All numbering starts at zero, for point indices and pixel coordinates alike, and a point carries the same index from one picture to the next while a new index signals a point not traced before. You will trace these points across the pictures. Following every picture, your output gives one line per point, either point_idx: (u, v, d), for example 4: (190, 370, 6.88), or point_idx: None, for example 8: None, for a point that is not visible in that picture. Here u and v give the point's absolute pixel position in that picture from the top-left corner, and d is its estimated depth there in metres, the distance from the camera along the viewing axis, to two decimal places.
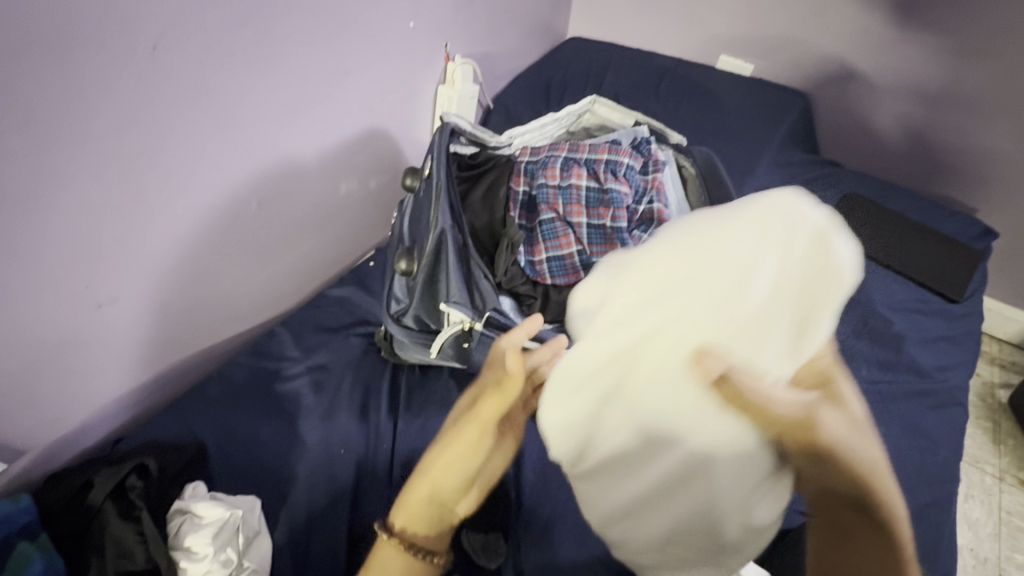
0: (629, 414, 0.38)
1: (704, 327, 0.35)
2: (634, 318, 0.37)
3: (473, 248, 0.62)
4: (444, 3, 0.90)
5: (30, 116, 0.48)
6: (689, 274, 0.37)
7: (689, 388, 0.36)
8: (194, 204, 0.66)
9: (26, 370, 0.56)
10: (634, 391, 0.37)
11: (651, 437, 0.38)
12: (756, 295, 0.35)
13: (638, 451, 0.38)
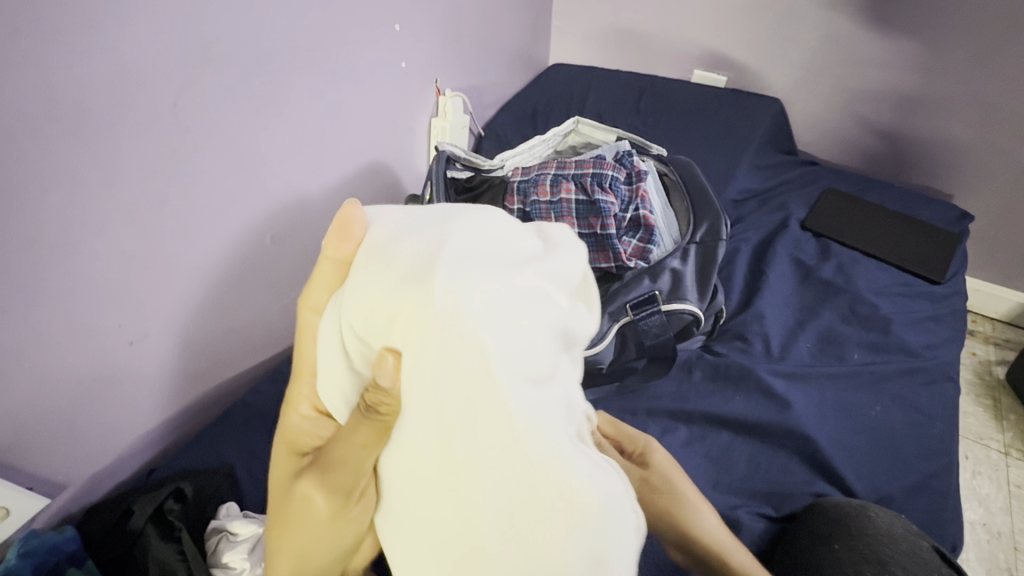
0: (441, 389, 0.37)
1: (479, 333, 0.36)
2: (427, 356, 0.37)
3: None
4: (432, 44, 0.97)
5: (67, 170, 0.53)
6: (446, 295, 0.37)
7: (493, 344, 0.36)
8: (212, 244, 0.70)
9: (68, 406, 0.61)
10: (448, 413, 0.37)
11: (472, 430, 0.36)
12: (493, 296, 0.37)
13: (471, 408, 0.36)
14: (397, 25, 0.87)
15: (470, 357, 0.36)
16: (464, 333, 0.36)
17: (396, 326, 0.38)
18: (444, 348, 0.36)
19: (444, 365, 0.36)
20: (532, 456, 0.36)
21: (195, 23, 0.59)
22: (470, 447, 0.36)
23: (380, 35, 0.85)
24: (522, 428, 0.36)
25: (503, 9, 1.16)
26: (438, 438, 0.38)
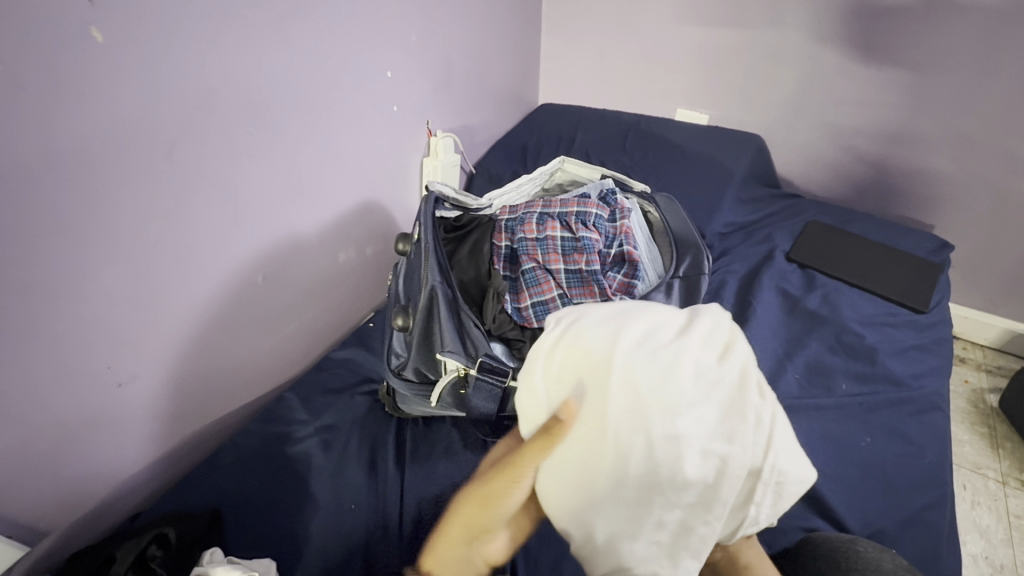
0: (618, 433, 0.41)
1: (661, 386, 0.42)
2: (611, 398, 0.42)
3: (462, 303, 0.68)
4: (424, 89, 1.01)
5: (63, 216, 0.54)
6: (626, 354, 0.43)
7: (663, 393, 0.42)
8: (204, 285, 0.72)
9: (52, 449, 0.60)
10: (607, 455, 0.42)
11: (641, 469, 0.41)
12: (684, 360, 0.43)
13: (636, 473, 0.41)
14: (389, 72, 0.91)
15: (652, 413, 0.41)
16: (649, 387, 0.42)
17: (583, 368, 0.44)
18: (624, 421, 0.41)
19: (627, 415, 0.41)
20: (675, 491, 0.42)
21: (191, 76, 0.61)
22: (632, 483, 0.42)
23: (373, 82, 0.88)
24: (668, 469, 0.41)
25: (492, 55, 1.21)
26: (597, 474, 0.42)
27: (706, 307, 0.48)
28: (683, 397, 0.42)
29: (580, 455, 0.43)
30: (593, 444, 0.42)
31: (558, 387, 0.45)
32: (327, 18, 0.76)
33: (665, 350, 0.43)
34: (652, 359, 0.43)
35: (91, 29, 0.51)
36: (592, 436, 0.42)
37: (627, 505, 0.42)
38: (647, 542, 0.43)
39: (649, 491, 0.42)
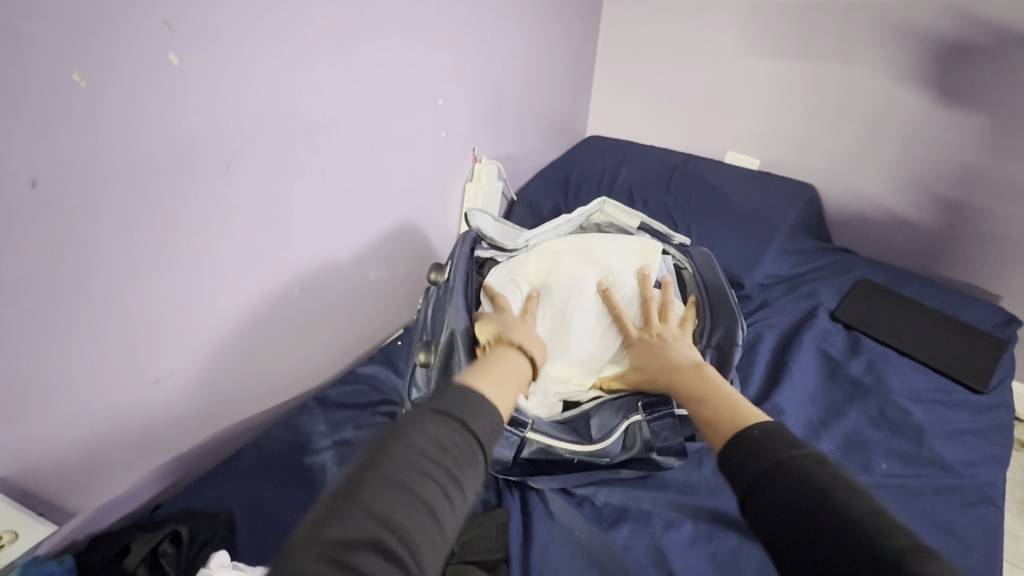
0: (572, 276, 0.79)
1: (593, 274, 0.80)
2: (555, 271, 0.80)
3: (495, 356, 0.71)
4: (475, 115, 1.04)
5: (122, 226, 0.57)
6: (592, 255, 0.83)
7: (601, 270, 0.81)
8: (244, 291, 0.74)
9: (91, 440, 0.64)
10: (558, 289, 0.77)
11: (564, 303, 0.76)
12: (617, 270, 0.81)
13: (561, 306, 0.75)
14: (440, 99, 0.94)
15: (576, 284, 0.78)
16: (576, 270, 0.80)
17: (557, 249, 0.84)
18: (575, 278, 0.78)
19: (575, 276, 0.79)
20: (567, 315, 0.74)
21: (249, 96, 0.64)
22: (564, 299, 0.76)
23: (424, 107, 0.91)
24: (582, 304, 0.75)
25: (546, 86, 1.24)
26: (541, 298, 0.76)
27: (655, 262, 0.83)
28: (608, 281, 0.79)
29: (542, 307, 0.75)
30: (543, 285, 0.78)
31: (544, 265, 0.81)
32: (386, 46, 0.79)
33: (602, 266, 0.81)
34: (590, 258, 0.82)
35: (169, 53, 0.55)
36: (544, 281, 0.79)
37: (550, 328, 0.74)
38: (562, 370, 0.73)
39: (565, 324, 0.74)
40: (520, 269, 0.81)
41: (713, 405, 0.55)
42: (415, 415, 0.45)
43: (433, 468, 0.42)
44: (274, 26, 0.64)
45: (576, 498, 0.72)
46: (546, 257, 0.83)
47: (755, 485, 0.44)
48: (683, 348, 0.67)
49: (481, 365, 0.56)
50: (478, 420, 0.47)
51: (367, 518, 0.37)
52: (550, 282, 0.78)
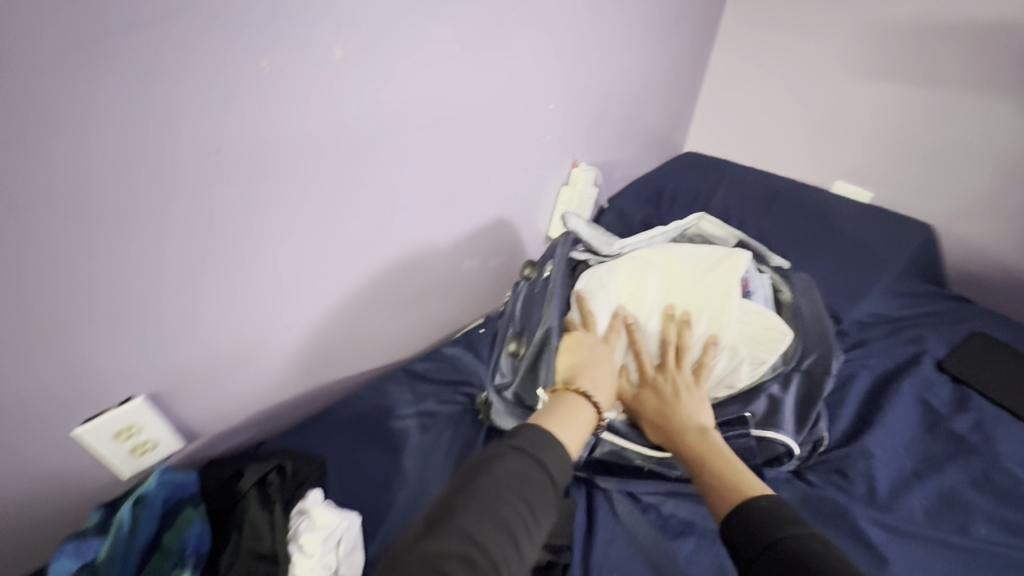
0: (657, 293, 0.75)
1: (685, 291, 0.75)
2: (642, 282, 0.76)
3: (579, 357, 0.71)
4: (579, 121, 1.06)
5: (275, 192, 0.65)
6: (685, 269, 0.77)
7: (692, 286, 0.75)
8: (357, 264, 0.81)
9: (218, 373, 0.73)
10: (642, 302, 0.74)
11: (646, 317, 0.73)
12: (713, 289, 0.74)
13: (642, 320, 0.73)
14: (551, 105, 0.97)
15: (661, 302, 0.74)
16: (665, 285, 0.75)
17: (649, 257, 0.79)
18: (661, 295, 0.75)
19: (663, 293, 0.75)
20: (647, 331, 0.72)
21: (391, 88, 0.70)
22: (647, 314, 0.73)
23: (535, 109, 0.95)
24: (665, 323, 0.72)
25: (650, 98, 1.25)
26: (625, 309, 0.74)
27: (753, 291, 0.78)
28: (700, 301, 0.74)
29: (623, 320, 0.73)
30: (624, 295, 0.75)
31: (632, 273, 0.77)
32: (511, 51, 0.83)
33: (697, 283, 0.75)
34: (683, 272, 0.77)
35: (335, 47, 0.61)
36: (629, 290, 0.75)
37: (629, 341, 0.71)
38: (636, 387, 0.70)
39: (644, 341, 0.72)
40: (606, 272, 0.77)
41: (719, 474, 0.59)
42: (492, 449, 0.51)
43: (515, 498, 0.47)
44: (422, 26, 0.69)
45: (642, 504, 0.73)
46: (635, 264, 0.78)
47: (744, 538, 0.50)
48: (697, 396, 0.66)
49: (551, 409, 0.59)
50: (546, 454, 0.52)
51: (460, 535, 0.44)
52: (636, 293, 0.74)
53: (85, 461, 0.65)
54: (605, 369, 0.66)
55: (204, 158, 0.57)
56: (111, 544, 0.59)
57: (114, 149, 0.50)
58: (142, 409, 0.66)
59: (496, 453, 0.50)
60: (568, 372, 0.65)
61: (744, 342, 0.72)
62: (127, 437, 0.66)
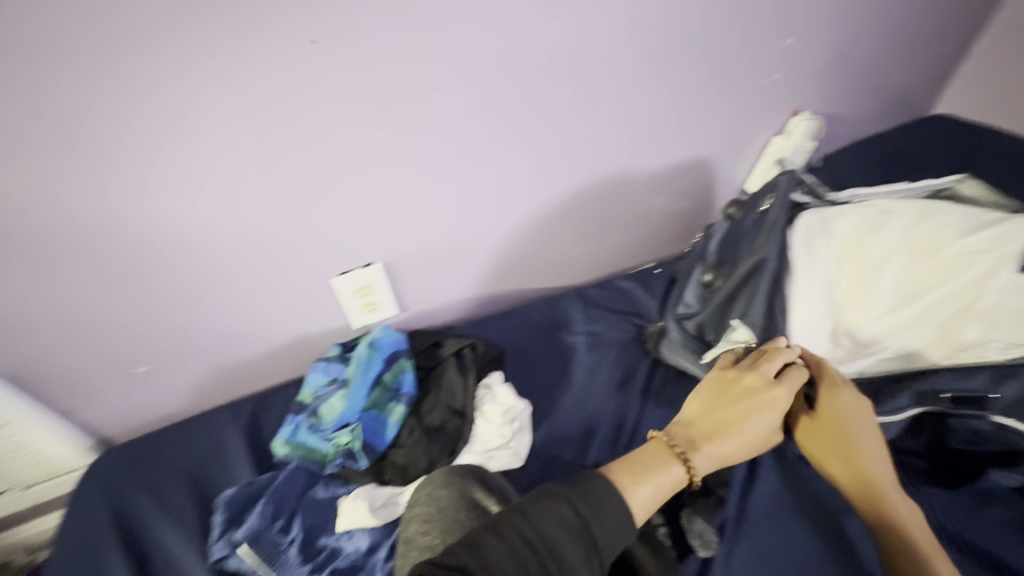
0: (886, 254, 0.68)
1: (923, 259, 0.67)
2: (871, 239, 0.69)
3: (788, 288, 0.67)
4: (816, 61, 0.94)
5: (509, 100, 0.71)
6: (932, 237, 0.68)
7: (936, 257, 0.67)
8: (560, 183, 0.85)
9: (431, 259, 0.84)
10: (865, 262, 0.68)
11: (865, 278, 0.67)
12: (965, 263, 0.65)
13: (858, 280, 0.68)
14: (789, 38, 0.87)
15: (888, 265, 0.67)
16: (898, 249, 0.68)
17: (889, 214, 0.71)
18: (892, 257, 0.67)
19: (895, 256, 0.68)
20: (864, 292, 0.67)
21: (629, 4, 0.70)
22: (867, 274, 0.67)
23: (771, 40, 0.86)
24: (887, 289, 0.66)
25: (913, 41, 1.04)
26: (842, 264, 0.69)
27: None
28: (940, 274, 0.66)
29: (836, 273, 0.68)
30: (844, 249, 0.69)
31: (862, 226, 0.70)
32: None
33: (944, 253, 0.66)
34: (928, 238, 0.68)
35: None
36: (850, 245, 0.69)
37: (837, 298, 0.68)
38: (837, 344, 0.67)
39: (856, 301, 0.67)
40: (829, 219, 0.71)
41: (892, 538, 0.54)
42: (547, 491, 0.50)
43: (535, 550, 0.45)
44: None
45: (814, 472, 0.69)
46: (869, 217, 0.70)
47: None
48: (858, 427, 0.59)
49: (636, 459, 0.55)
50: (597, 519, 0.48)
51: (472, 557, 0.44)
52: (859, 251, 0.69)
53: (334, 306, 0.82)
54: (756, 414, 0.58)
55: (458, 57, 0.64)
56: (353, 369, 0.75)
57: (398, 36, 0.60)
58: (376, 273, 0.80)
59: (542, 501, 0.48)
60: (697, 421, 0.59)
61: (1009, 313, 0.62)
62: (363, 293, 0.82)
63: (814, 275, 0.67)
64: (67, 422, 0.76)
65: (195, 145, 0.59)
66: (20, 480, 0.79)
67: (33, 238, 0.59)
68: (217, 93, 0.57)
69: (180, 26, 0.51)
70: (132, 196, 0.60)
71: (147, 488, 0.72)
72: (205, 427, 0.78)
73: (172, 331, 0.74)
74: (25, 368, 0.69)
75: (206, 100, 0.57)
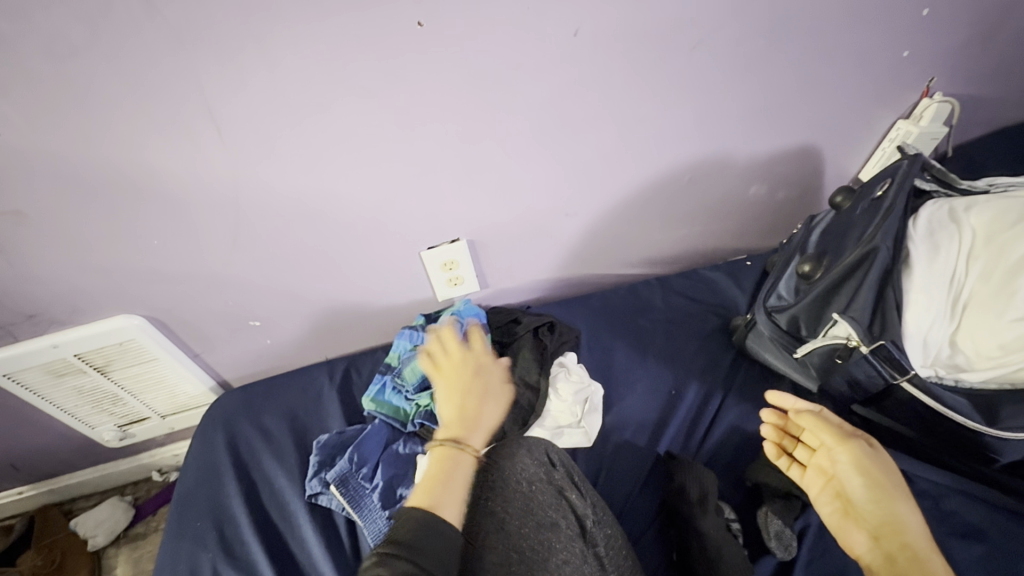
0: None
1: None
2: (1014, 228, 0.59)
3: (904, 282, 0.61)
4: (958, 34, 0.83)
5: (604, 82, 0.70)
6: None
7: None
8: (648, 167, 0.83)
9: (515, 238, 0.86)
10: (1004, 253, 0.58)
11: (1001, 273, 0.58)
12: None
13: (992, 276, 0.58)
14: (927, 9, 0.77)
15: None
16: None
17: None
18: None
19: None
20: (999, 290, 0.58)
21: None
22: (1006, 269, 0.58)
23: (904, 11, 0.76)
24: None
25: None
26: (971, 258, 0.60)
27: None
28: None
29: (963, 268, 0.60)
30: (976, 241, 0.60)
31: (1000, 214, 0.60)
32: None
33: None
34: None
35: None
36: (984, 236, 0.60)
37: (963, 297, 0.59)
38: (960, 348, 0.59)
39: (988, 300, 0.58)
40: (956, 210, 0.62)
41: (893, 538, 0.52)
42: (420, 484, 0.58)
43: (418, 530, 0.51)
44: None
45: (913, 488, 0.65)
46: (1012, 203, 0.60)
47: None
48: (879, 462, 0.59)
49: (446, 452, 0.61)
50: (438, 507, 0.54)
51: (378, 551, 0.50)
52: (997, 241, 0.59)
53: (421, 278, 0.87)
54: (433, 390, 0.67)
55: (557, 39, 0.64)
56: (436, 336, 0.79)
57: (500, 19, 0.61)
58: (462, 249, 0.84)
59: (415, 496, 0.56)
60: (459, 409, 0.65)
61: None
62: (450, 268, 0.86)
63: (936, 271, 0.59)
64: (195, 364, 0.88)
65: (316, 125, 0.64)
66: (157, 410, 0.93)
67: (171, 206, 0.67)
68: (331, 77, 0.60)
69: (307, 15, 0.55)
70: (253, 172, 0.66)
71: (258, 428, 0.81)
72: (307, 379, 0.87)
73: (280, 292, 0.82)
74: (165, 315, 0.80)
75: (322, 84, 0.60)
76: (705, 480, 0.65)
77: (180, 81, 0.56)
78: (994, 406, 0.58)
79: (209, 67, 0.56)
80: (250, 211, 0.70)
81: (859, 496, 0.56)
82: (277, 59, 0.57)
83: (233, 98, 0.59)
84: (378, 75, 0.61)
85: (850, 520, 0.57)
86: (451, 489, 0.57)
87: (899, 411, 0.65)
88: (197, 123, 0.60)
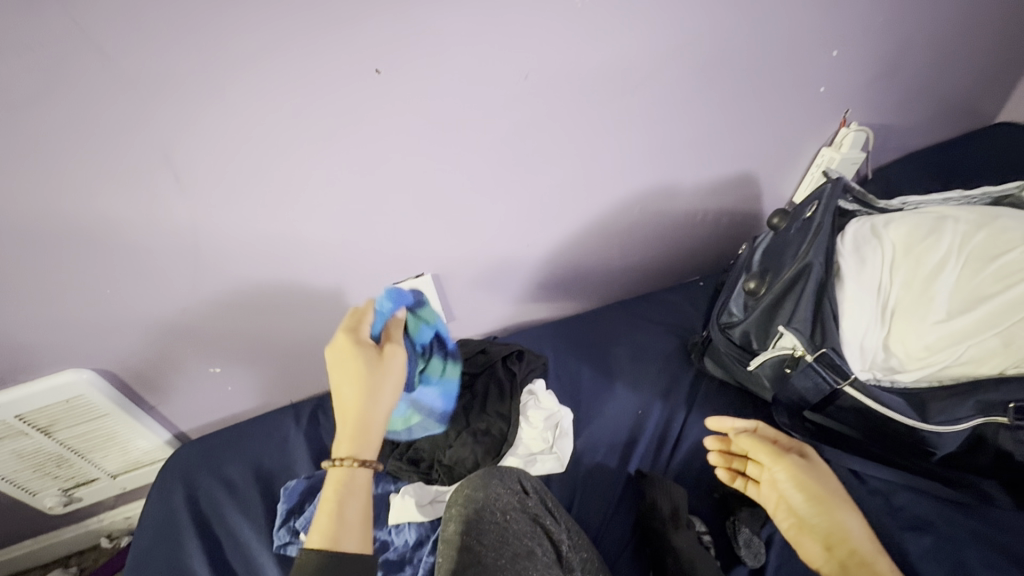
0: (944, 258, 0.65)
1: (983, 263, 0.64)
2: (926, 244, 0.66)
3: (837, 293, 0.66)
4: (864, 72, 0.93)
5: (556, 121, 0.75)
6: (990, 241, 0.65)
7: (997, 261, 0.64)
8: (601, 198, 0.88)
9: (478, 270, 0.88)
10: (921, 266, 0.65)
11: (921, 284, 0.65)
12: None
13: (913, 287, 0.65)
14: (836, 50, 0.87)
15: (947, 270, 0.65)
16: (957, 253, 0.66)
17: (942, 218, 0.68)
18: (951, 262, 0.65)
19: (952, 260, 0.65)
20: (922, 298, 0.64)
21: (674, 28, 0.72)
22: (923, 280, 0.65)
23: (816, 53, 0.86)
24: (946, 295, 0.64)
25: (970, 49, 1.01)
26: (895, 270, 0.66)
27: None
28: (1003, 279, 0.63)
29: (889, 280, 0.66)
30: (897, 255, 0.67)
31: (915, 231, 0.68)
32: None
33: (1005, 256, 0.64)
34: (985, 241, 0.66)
35: None
36: (903, 250, 0.67)
37: (893, 306, 0.65)
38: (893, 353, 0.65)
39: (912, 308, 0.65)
40: (877, 227, 0.69)
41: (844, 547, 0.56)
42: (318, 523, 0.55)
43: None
44: None
45: (867, 488, 0.69)
46: (921, 222, 0.68)
47: None
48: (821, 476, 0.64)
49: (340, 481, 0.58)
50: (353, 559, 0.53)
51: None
52: (913, 255, 0.66)
53: None
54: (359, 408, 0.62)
55: (510, 83, 0.68)
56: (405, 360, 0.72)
57: (456, 67, 0.64)
58: (426, 283, 0.85)
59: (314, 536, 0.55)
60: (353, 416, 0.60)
61: None
62: None
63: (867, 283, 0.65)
64: (150, 417, 0.84)
65: (279, 169, 0.65)
66: (107, 469, 0.87)
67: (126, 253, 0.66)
68: (291, 123, 0.62)
69: (266, 67, 0.57)
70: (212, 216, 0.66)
71: (220, 480, 0.78)
72: (271, 424, 0.84)
73: (242, 336, 0.81)
74: (117, 367, 0.77)
75: (283, 131, 0.62)
76: (675, 496, 0.67)
77: (136, 131, 0.56)
78: (924, 402, 0.63)
79: (168, 117, 0.56)
80: (209, 255, 0.69)
81: (804, 510, 0.60)
82: (236, 108, 0.58)
83: (193, 146, 0.59)
84: (338, 120, 0.63)
85: (803, 532, 0.60)
86: (347, 521, 0.56)
87: (845, 415, 0.69)
88: (154, 172, 0.60)
